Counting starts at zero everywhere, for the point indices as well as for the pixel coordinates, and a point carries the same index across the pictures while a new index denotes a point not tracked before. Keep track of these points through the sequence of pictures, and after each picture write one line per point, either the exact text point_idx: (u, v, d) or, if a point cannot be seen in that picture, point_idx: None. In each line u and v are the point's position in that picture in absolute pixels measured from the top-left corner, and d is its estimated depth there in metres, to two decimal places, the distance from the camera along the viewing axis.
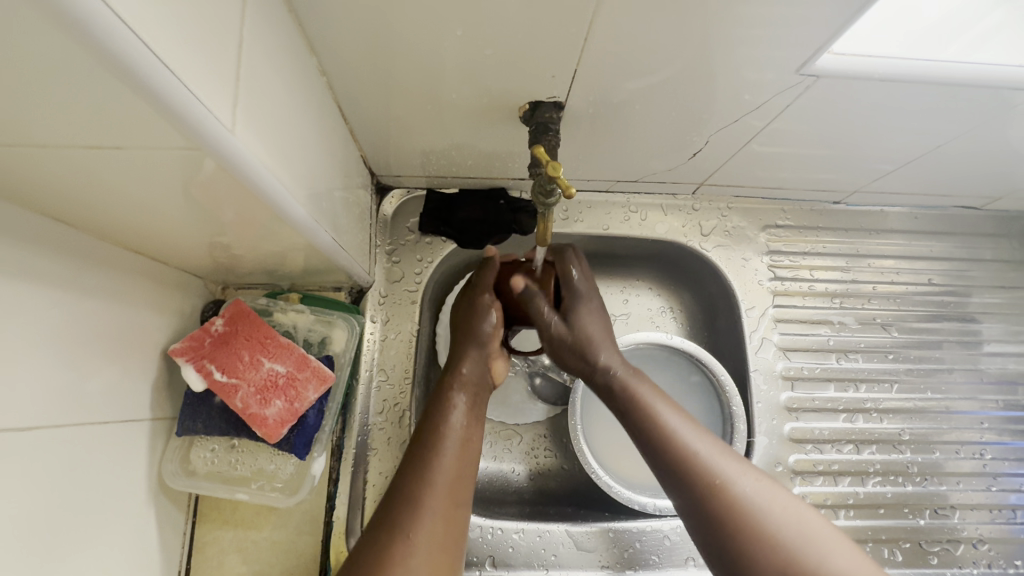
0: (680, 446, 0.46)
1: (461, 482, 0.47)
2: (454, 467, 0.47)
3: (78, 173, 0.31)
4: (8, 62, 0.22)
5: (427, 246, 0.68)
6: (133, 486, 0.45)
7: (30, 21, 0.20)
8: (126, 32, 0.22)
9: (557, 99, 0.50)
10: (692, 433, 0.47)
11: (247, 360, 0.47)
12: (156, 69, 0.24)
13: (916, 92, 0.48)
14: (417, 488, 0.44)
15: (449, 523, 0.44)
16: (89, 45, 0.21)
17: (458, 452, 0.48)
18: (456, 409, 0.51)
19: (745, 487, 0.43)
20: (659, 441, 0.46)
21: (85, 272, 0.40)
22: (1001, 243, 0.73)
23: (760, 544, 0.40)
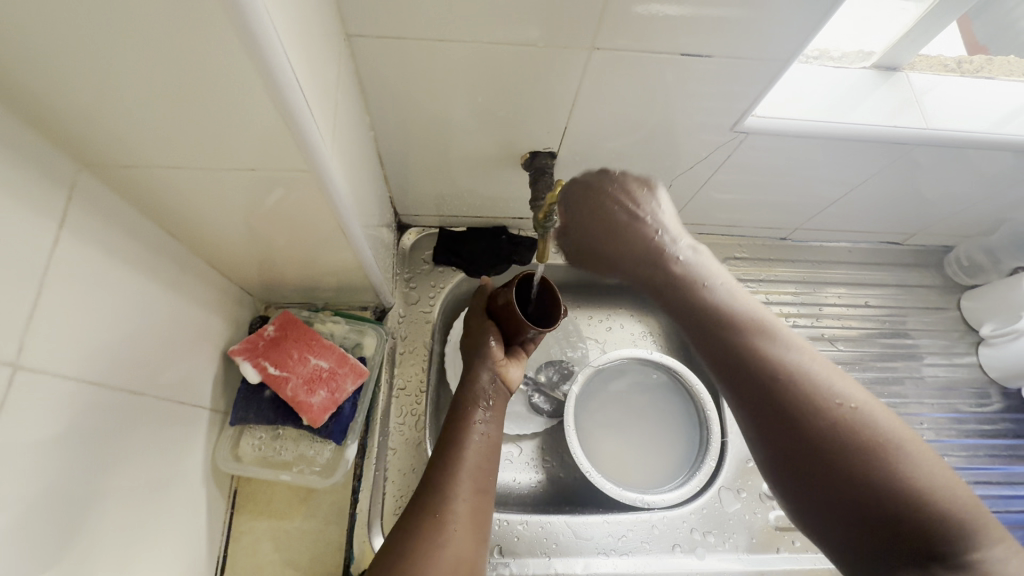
0: (809, 379, 0.42)
1: (486, 477, 0.57)
2: (476, 463, 0.57)
3: (205, 189, 0.42)
4: (214, 106, 0.33)
5: (439, 274, 0.79)
6: (192, 466, 0.51)
7: (241, 83, 0.31)
8: (293, 92, 0.34)
9: (552, 149, 0.63)
10: (814, 357, 0.43)
11: (296, 356, 0.56)
12: (302, 116, 0.36)
13: (827, 145, 0.62)
14: (447, 479, 0.54)
15: (475, 509, 0.54)
16: (275, 100, 0.33)
17: (479, 451, 0.58)
18: (479, 412, 0.60)
19: (868, 421, 0.39)
20: (805, 388, 0.41)
21: (180, 276, 0.50)
22: (923, 272, 0.87)
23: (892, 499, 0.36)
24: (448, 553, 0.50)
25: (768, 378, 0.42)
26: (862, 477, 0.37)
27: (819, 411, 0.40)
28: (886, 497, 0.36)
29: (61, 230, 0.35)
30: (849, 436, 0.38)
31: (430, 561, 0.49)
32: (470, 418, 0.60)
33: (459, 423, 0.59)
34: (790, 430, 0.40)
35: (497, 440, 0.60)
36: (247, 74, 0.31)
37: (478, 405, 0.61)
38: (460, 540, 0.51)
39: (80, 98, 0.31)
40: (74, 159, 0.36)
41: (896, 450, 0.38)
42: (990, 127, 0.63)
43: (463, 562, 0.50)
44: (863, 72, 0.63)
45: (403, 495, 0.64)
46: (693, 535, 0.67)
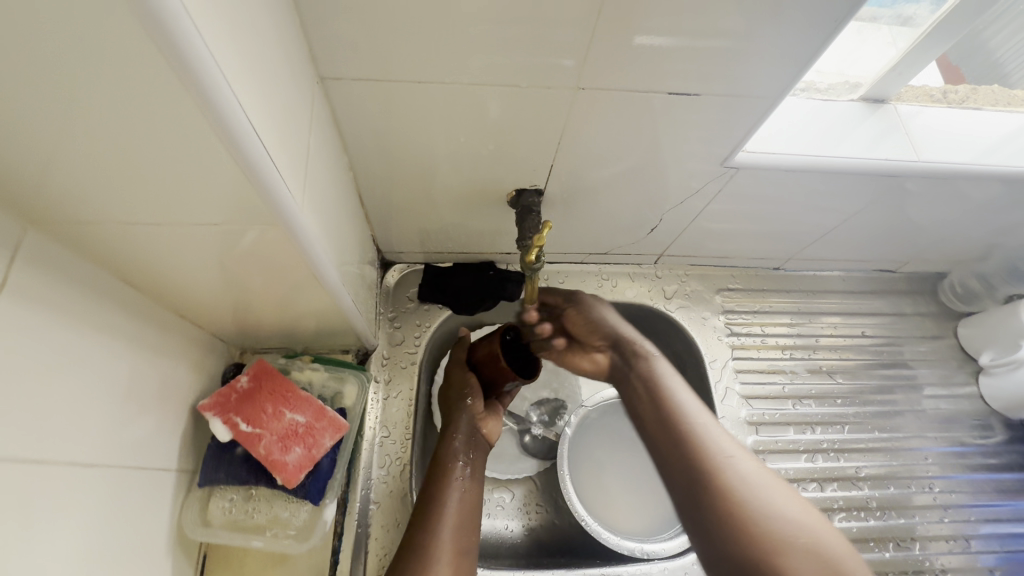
0: (723, 452, 0.50)
1: (468, 537, 0.54)
2: (456, 522, 0.54)
3: (169, 243, 0.39)
4: (170, 159, 0.31)
5: (425, 313, 0.76)
6: (155, 535, 0.47)
7: (199, 136, 0.29)
8: (256, 145, 0.32)
9: (537, 186, 0.61)
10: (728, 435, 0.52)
11: (271, 411, 0.52)
12: (266, 167, 0.33)
13: (820, 179, 0.61)
14: (425, 543, 0.51)
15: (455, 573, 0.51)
16: (233, 151, 0.31)
17: (459, 510, 0.55)
18: (458, 467, 0.58)
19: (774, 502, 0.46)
20: (732, 459, 0.50)
21: (143, 329, 0.46)
22: (918, 299, 0.86)
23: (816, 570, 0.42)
24: None
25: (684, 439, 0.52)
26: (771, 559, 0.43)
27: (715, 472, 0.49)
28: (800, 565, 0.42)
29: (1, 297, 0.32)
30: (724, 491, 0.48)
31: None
32: (450, 474, 0.57)
33: (438, 480, 0.57)
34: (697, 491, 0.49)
35: (478, 496, 0.58)
36: (203, 129, 0.29)
37: (459, 460, 0.59)
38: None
39: (19, 156, 0.29)
40: (18, 217, 0.33)
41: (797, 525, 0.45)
42: (979, 157, 0.62)
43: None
44: (852, 104, 0.62)
45: (387, 552, 0.60)
46: None
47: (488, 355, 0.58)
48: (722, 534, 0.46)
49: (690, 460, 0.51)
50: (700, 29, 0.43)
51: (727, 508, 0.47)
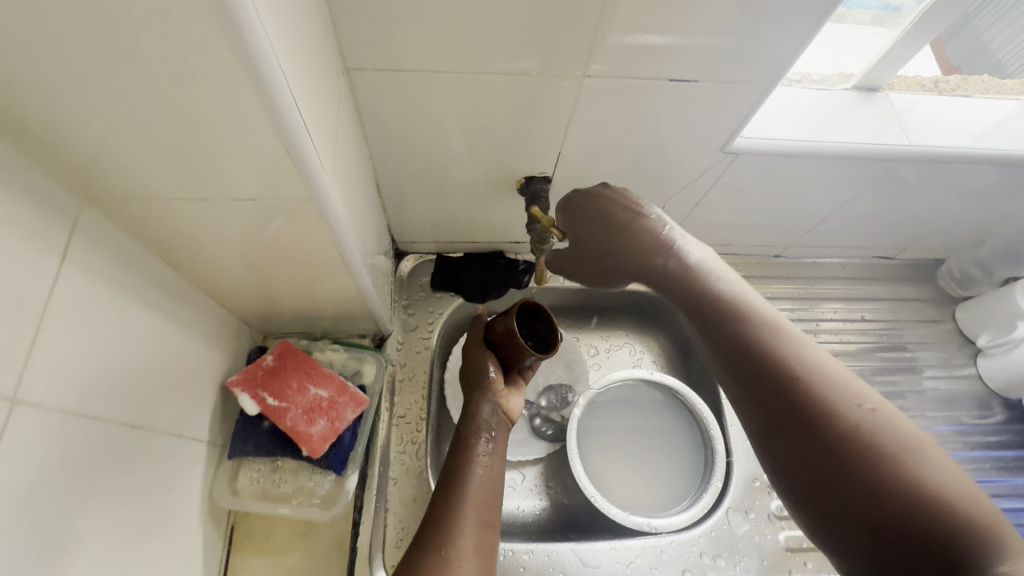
0: (813, 376, 0.39)
1: (489, 513, 0.55)
2: (479, 498, 0.55)
3: (209, 220, 0.42)
4: (218, 134, 0.34)
5: (438, 300, 0.78)
6: (189, 501, 0.50)
7: (247, 112, 0.32)
8: (296, 123, 0.35)
9: (545, 173, 0.63)
10: (819, 352, 0.41)
11: (295, 386, 0.55)
12: (303, 143, 0.36)
13: (815, 164, 0.63)
14: (449, 517, 0.53)
15: (480, 545, 0.52)
16: (277, 127, 0.33)
17: (482, 485, 0.57)
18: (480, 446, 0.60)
19: (869, 419, 0.37)
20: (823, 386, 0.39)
21: (179, 306, 0.49)
22: (917, 285, 0.88)
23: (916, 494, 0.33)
24: None
25: (769, 362, 0.41)
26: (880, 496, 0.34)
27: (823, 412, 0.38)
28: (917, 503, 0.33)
29: (63, 263, 0.35)
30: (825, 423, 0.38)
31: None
32: (472, 450, 0.59)
33: (462, 456, 0.59)
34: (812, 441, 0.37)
35: (499, 471, 0.60)
36: (250, 105, 0.32)
37: (482, 434, 0.61)
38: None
39: (87, 133, 0.32)
40: (78, 194, 0.36)
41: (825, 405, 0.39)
42: (969, 141, 0.64)
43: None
44: (845, 93, 0.65)
45: (405, 525, 0.62)
46: (703, 560, 0.65)
47: (508, 332, 0.61)
48: (799, 458, 0.38)
49: (771, 384, 0.40)
50: (701, 20, 0.46)
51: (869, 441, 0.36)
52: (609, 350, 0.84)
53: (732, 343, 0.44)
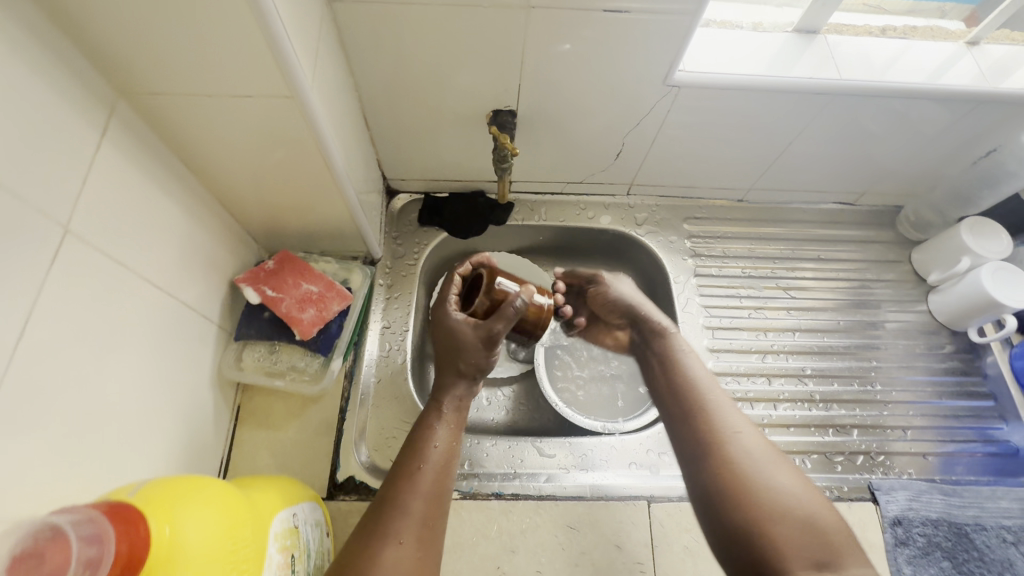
0: (728, 427, 0.59)
1: (442, 497, 0.55)
2: (433, 480, 0.55)
3: (216, 118, 0.52)
4: (218, 34, 0.43)
5: (424, 233, 0.87)
6: (199, 368, 0.60)
7: (238, 12, 0.41)
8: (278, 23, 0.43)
9: (511, 106, 0.72)
10: (738, 414, 0.60)
11: (291, 282, 0.66)
12: (286, 43, 0.45)
13: (756, 99, 0.70)
14: (401, 499, 0.53)
15: (430, 528, 0.53)
16: (263, 26, 0.42)
17: (439, 468, 0.56)
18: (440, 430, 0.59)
19: (770, 474, 0.54)
20: (736, 434, 0.58)
21: (195, 204, 0.59)
22: (875, 230, 0.93)
23: (806, 545, 0.48)
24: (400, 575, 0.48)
25: (703, 409, 0.61)
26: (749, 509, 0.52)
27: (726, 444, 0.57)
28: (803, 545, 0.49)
29: (102, 138, 0.45)
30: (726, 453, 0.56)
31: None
32: (427, 443, 0.58)
33: (419, 437, 0.58)
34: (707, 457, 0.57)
35: (451, 468, 0.58)
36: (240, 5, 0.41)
37: (438, 428, 0.59)
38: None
39: (118, 31, 0.42)
40: (112, 87, 0.46)
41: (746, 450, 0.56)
42: (903, 75, 0.69)
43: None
44: (786, 37, 0.72)
45: (385, 416, 0.72)
46: (650, 456, 0.73)
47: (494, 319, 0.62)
48: (729, 499, 0.53)
49: (704, 425, 0.59)
50: None
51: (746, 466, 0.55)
52: None
53: (679, 387, 0.64)
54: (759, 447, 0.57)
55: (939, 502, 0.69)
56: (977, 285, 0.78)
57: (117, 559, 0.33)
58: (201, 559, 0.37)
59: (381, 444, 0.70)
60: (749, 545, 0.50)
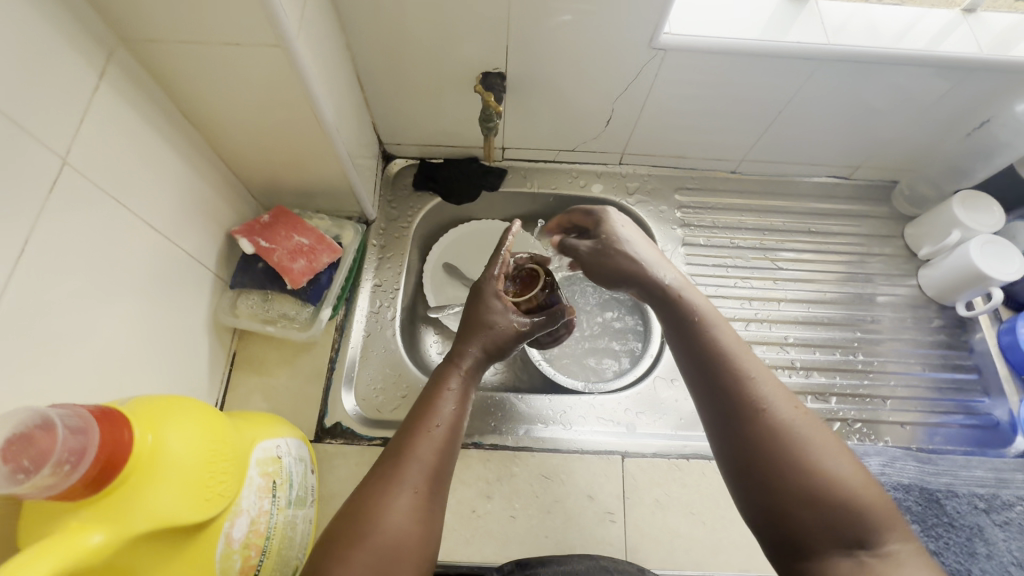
0: (759, 396, 0.48)
1: (453, 454, 0.53)
2: (444, 436, 0.52)
3: (209, 68, 0.54)
4: None
5: (418, 197, 0.90)
6: (195, 311, 0.64)
7: None
8: None
9: (500, 70, 0.73)
10: (769, 377, 0.50)
11: (283, 235, 0.69)
12: None
13: (744, 62, 0.70)
14: (410, 452, 0.50)
15: (439, 483, 0.51)
16: None
17: (451, 425, 0.53)
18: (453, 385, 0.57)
19: (806, 442, 0.46)
20: (762, 402, 0.48)
21: (192, 156, 0.62)
22: (870, 204, 0.93)
23: (846, 521, 0.43)
24: (406, 531, 0.46)
25: (730, 376, 0.50)
26: (778, 483, 0.45)
27: (748, 415, 0.48)
28: (837, 518, 0.43)
29: (100, 82, 0.48)
30: (752, 428, 0.47)
31: (361, 550, 0.44)
32: (437, 399, 0.55)
33: (432, 391, 0.56)
34: (732, 433, 0.48)
35: (462, 426, 0.55)
36: None
37: (450, 382, 0.56)
38: (403, 529, 0.46)
39: None
40: (110, 34, 0.49)
41: (776, 420, 0.47)
42: (894, 42, 0.68)
43: (404, 556, 0.46)
44: (777, 3, 0.72)
45: (373, 370, 0.76)
46: (627, 414, 0.75)
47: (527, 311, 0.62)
48: (758, 477, 0.46)
49: (727, 394, 0.50)
50: None
51: (776, 437, 0.46)
52: None
53: (700, 358, 0.52)
54: (793, 411, 0.48)
55: (913, 468, 0.70)
56: (965, 259, 0.78)
57: (99, 454, 0.36)
58: (180, 468, 0.40)
59: (367, 394, 0.74)
60: (783, 526, 0.44)
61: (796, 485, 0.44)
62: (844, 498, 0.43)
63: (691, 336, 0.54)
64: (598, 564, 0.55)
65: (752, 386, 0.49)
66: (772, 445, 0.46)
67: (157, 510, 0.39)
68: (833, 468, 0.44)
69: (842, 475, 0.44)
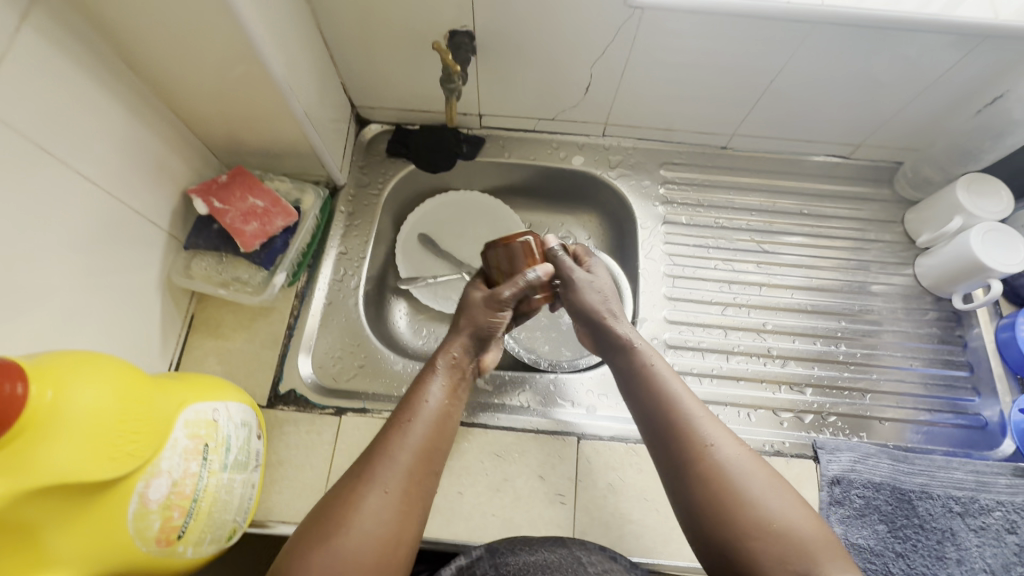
0: (706, 439, 0.51)
1: (433, 456, 0.49)
2: (426, 435, 0.49)
3: (145, 15, 0.51)
4: None
5: (391, 164, 0.87)
6: (145, 269, 0.63)
7: None
8: None
9: (467, 28, 0.69)
10: (713, 420, 0.52)
11: (238, 196, 0.67)
12: None
13: (730, 23, 0.64)
14: (391, 450, 0.47)
15: (416, 488, 0.46)
16: None
17: (436, 424, 0.50)
18: (437, 383, 0.53)
19: (750, 485, 0.48)
20: (709, 447, 0.50)
21: (141, 109, 0.60)
22: (870, 186, 0.87)
23: (792, 558, 0.44)
24: (375, 537, 0.43)
25: (679, 421, 0.52)
26: (727, 528, 0.46)
27: (696, 460, 0.50)
28: (785, 557, 0.44)
29: (23, 22, 0.46)
30: (700, 472, 0.49)
31: (324, 552, 0.41)
32: (419, 394, 0.52)
33: (414, 387, 0.53)
34: (681, 479, 0.50)
35: (448, 428, 0.51)
36: None
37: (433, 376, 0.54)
38: (370, 535, 0.43)
39: None
40: None
41: (722, 466, 0.49)
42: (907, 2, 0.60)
43: (366, 567, 0.42)
44: None
45: (333, 337, 0.75)
46: (586, 394, 0.74)
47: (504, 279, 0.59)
48: (708, 521, 0.47)
49: (677, 439, 0.51)
50: None
51: (722, 482, 0.48)
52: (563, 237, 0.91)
53: (651, 403, 0.54)
54: (736, 454, 0.50)
55: (886, 466, 0.67)
56: (964, 247, 0.72)
57: None
58: (85, 424, 0.40)
59: (324, 362, 0.73)
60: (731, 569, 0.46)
61: (743, 528, 0.46)
62: (788, 537, 0.45)
63: (639, 381, 0.57)
64: (573, 554, 0.52)
65: (698, 431, 0.51)
66: (720, 489, 0.48)
67: (60, 465, 0.38)
68: (775, 507, 0.47)
69: (784, 513, 0.47)
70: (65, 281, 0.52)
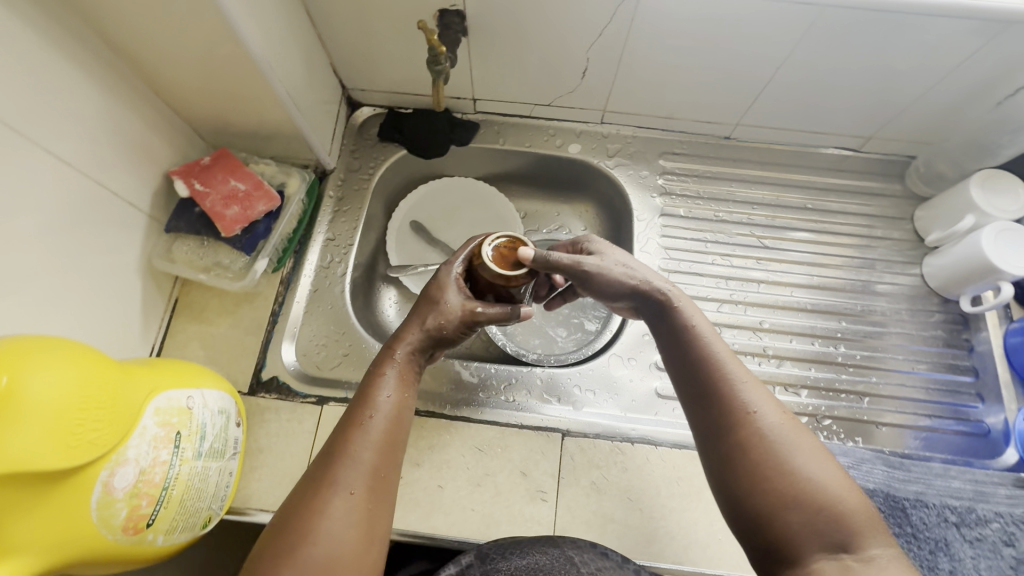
0: (747, 403, 0.46)
1: (395, 449, 0.47)
2: (386, 428, 0.47)
3: None
4: None
5: (382, 148, 0.85)
6: (124, 253, 0.62)
7: None
8: None
9: (457, 7, 0.65)
10: (756, 384, 0.47)
11: (220, 179, 0.66)
12: None
13: (734, 4, 0.61)
14: (348, 447, 0.45)
15: (380, 482, 0.45)
16: None
17: (393, 418, 0.48)
18: (389, 379, 0.50)
19: (795, 452, 0.43)
20: (749, 411, 0.45)
21: (120, 88, 0.59)
22: (879, 181, 0.83)
23: (832, 528, 0.40)
24: (342, 537, 0.42)
25: (718, 385, 0.47)
26: (763, 497, 0.43)
27: (735, 425, 0.45)
28: (824, 527, 0.40)
29: None
30: (738, 437, 0.45)
31: (290, 561, 0.40)
32: (374, 392, 0.49)
33: (369, 380, 0.50)
34: (718, 444, 0.46)
35: (405, 419, 0.49)
36: None
37: (387, 373, 0.50)
38: (338, 536, 0.42)
39: None
40: None
41: (763, 431, 0.44)
42: None
43: (336, 563, 0.41)
44: None
45: (317, 325, 0.74)
46: (574, 389, 0.72)
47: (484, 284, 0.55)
48: (744, 490, 0.44)
49: (713, 404, 0.47)
50: None
51: (761, 449, 0.44)
52: (558, 228, 0.88)
53: (687, 365, 0.50)
54: (781, 420, 0.45)
55: (880, 473, 0.64)
56: (975, 247, 0.69)
57: None
58: (43, 413, 0.39)
59: (307, 349, 0.72)
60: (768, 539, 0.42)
61: (782, 499, 0.42)
62: (830, 507, 0.41)
63: (674, 341, 0.52)
64: (565, 554, 0.50)
65: (740, 395, 0.46)
66: (758, 456, 0.44)
67: (14, 455, 0.37)
68: (820, 476, 0.42)
69: (830, 483, 0.42)
70: (39, 265, 0.51)
